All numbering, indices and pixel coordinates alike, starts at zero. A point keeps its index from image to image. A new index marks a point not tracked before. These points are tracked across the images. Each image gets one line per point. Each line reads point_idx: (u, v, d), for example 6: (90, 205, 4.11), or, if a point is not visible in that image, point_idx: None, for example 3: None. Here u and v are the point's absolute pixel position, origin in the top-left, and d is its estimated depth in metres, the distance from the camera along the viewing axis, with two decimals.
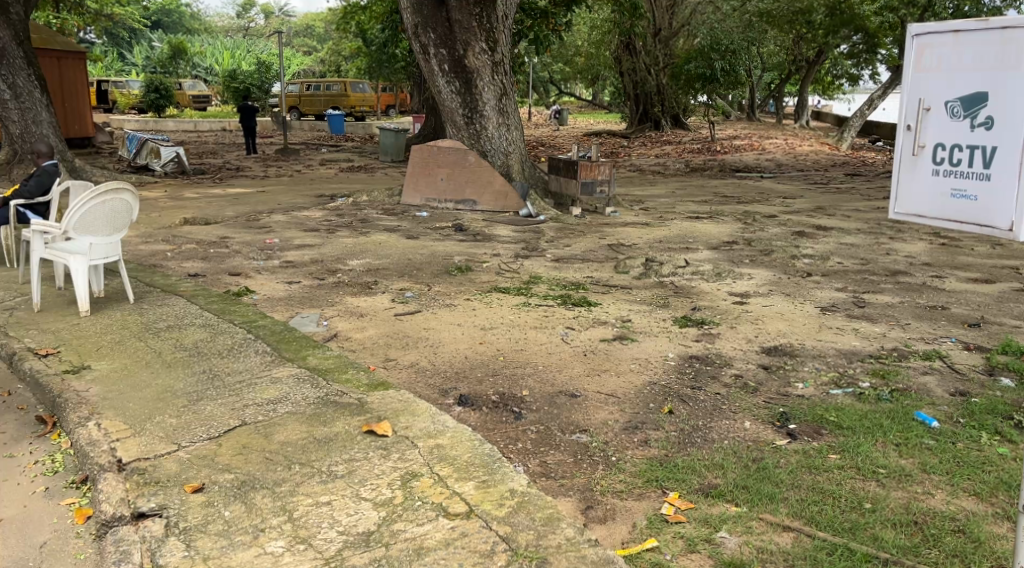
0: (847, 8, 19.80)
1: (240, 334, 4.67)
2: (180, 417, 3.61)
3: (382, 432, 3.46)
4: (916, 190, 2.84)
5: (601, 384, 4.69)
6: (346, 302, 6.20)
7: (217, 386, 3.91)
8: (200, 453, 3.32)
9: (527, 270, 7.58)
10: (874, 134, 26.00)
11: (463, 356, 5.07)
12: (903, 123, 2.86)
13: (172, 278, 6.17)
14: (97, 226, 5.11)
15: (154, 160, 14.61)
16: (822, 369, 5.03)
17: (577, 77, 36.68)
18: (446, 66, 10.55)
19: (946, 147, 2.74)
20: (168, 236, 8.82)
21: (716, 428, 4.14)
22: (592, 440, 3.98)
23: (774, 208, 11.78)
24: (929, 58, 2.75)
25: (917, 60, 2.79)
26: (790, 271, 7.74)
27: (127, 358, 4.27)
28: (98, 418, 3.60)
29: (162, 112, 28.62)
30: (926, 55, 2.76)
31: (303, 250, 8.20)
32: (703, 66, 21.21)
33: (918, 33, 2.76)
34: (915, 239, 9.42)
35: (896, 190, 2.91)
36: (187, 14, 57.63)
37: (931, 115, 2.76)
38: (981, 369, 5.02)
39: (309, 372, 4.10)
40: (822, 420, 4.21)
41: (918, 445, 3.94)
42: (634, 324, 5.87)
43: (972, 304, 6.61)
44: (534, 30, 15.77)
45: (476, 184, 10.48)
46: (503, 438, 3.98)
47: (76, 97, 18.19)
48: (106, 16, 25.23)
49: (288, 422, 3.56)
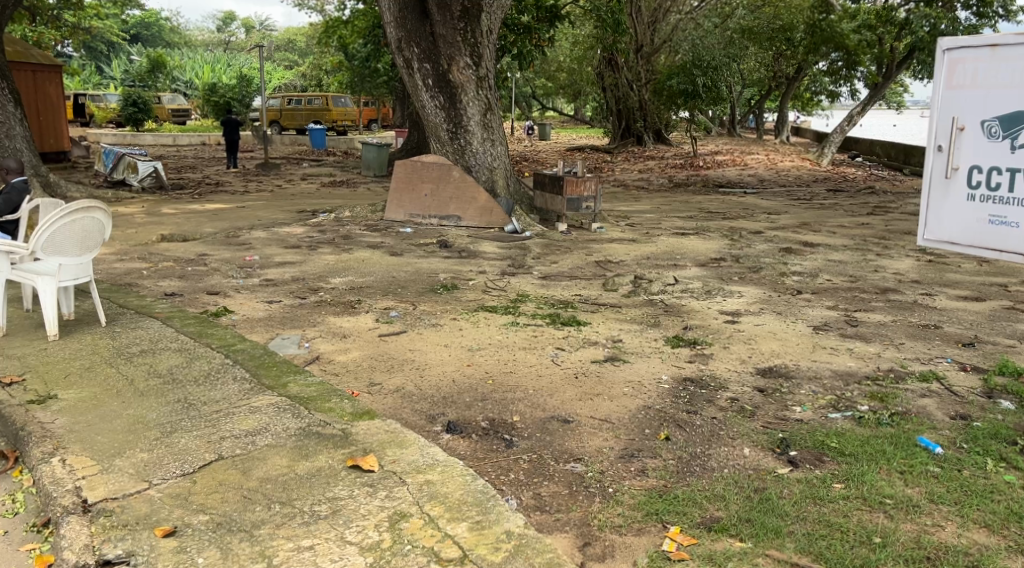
0: (827, 26, 20.41)
1: (218, 358, 4.47)
2: (152, 451, 3.41)
3: (367, 467, 3.28)
4: (950, 204, 4.15)
5: (594, 409, 4.52)
6: (328, 322, 6.01)
7: (192, 417, 3.71)
8: (173, 491, 3.13)
9: (514, 288, 7.43)
10: (853, 149, 26.16)
11: (451, 379, 4.89)
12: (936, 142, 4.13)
13: (147, 299, 5.95)
14: (67, 246, 4.88)
15: (131, 174, 14.35)
16: (819, 392, 4.88)
17: (559, 92, 36.75)
18: (430, 81, 10.39)
19: (977, 169, 4.02)
20: (144, 254, 8.59)
21: (715, 456, 3.99)
22: (589, 470, 3.82)
23: (760, 224, 11.72)
24: (965, 74, 3.94)
25: (951, 73, 3.99)
26: (780, 288, 7.64)
27: (96, 386, 4.05)
28: (63, 453, 3.39)
29: (140, 125, 28.34)
30: (960, 71, 3.96)
31: (283, 267, 8.01)
32: (685, 82, 21.14)
33: (950, 48, 3.97)
34: (902, 255, 9.34)
35: (932, 203, 4.23)
36: (167, 28, 57.34)
37: (964, 132, 4.00)
38: (980, 392, 4.90)
39: (290, 401, 3.91)
40: (824, 446, 4.07)
41: (923, 473, 3.80)
42: (626, 344, 5.73)
43: (964, 322, 6.51)
44: (517, 46, 15.67)
45: (460, 200, 10.34)
46: (494, 469, 3.81)
47: (51, 110, 17.89)
48: (83, 29, 24.92)
49: (268, 456, 3.37)
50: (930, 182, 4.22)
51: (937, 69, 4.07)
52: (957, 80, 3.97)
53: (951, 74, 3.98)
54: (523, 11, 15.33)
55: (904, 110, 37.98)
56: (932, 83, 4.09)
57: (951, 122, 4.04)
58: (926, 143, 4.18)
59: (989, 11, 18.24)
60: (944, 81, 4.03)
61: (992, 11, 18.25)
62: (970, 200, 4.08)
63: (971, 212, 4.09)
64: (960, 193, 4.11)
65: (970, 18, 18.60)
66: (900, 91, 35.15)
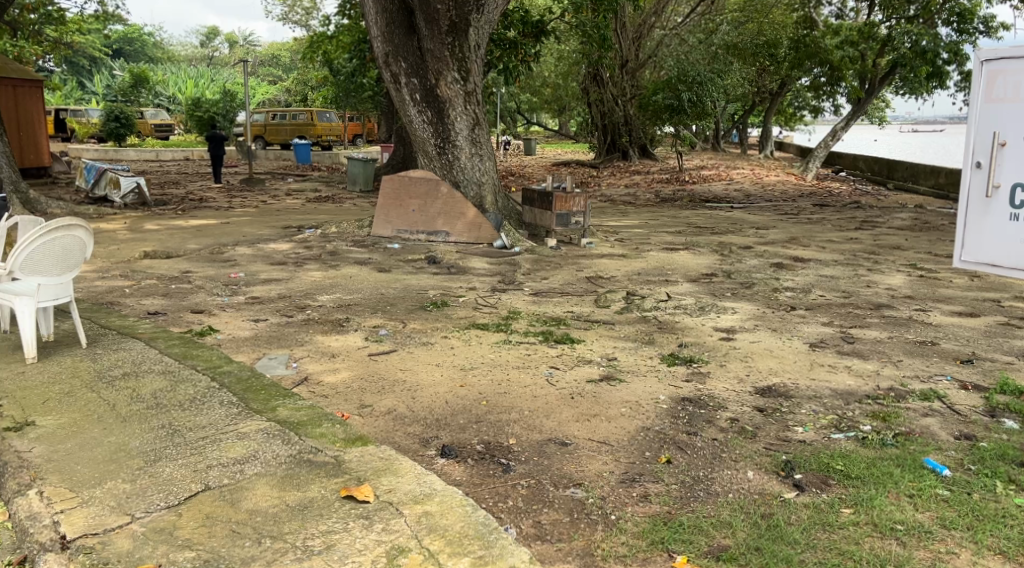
0: (811, 43, 20.59)
1: (204, 382, 4.31)
2: (135, 481, 3.26)
3: (362, 498, 3.14)
4: (986, 225, 3.92)
5: (592, 431, 4.40)
6: (316, 341, 5.86)
7: (177, 444, 3.56)
8: (158, 526, 2.97)
9: (505, 305, 7.31)
10: (836, 163, 26.22)
11: (444, 401, 4.76)
12: (976, 161, 3.90)
13: (128, 319, 5.78)
14: (46, 266, 4.73)
15: (114, 190, 14.14)
16: (820, 412, 4.77)
17: (545, 107, 36.74)
18: (417, 96, 10.29)
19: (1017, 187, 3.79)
20: (126, 272, 8.41)
21: (718, 480, 3.88)
22: (589, 496, 3.70)
23: (749, 239, 11.67)
24: (1004, 85, 3.73)
25: (992, 82, 3.76)
26: (774, 304, 7.56)
27: (76, 412, 3.89)
28: (41, 484, 3.23)
29: (122, 141, 28.08)
30: (999, 81, 3.74)
31: (269, 285, 7.85)
32: (670, 96, 20.92)
33: (989, 60, 3.76)
34: (892, 271, 9.29)
35: (966, 222, 4.00)
36: (150, 43, 57.12)
37: (1006, 148, 3.76)
38: (982, 411, 4.81)
39: (280, 427, 3.75)
40: (829, 469, 3.96)
41: (933, 497, 3.70)
42: (621, 362, 5.62)
43: (961, 339, 6.44)
44: (503, 61, 15.59)
45: (448, 215, 10.21)
46: (492, 495, 3.68)
47: (32, 125, 17.67)
48: (65, 44, 24.62)
49: (257, 486, 3.23)
50: (968, 202, 3.97)
51: (974, 81, 3.84)
52: (997, 92, 3.75)
53: (991, 86, 3.76)
54: (508, 27, 15.32)
55: (885, 125, 38.21)
56: (969, 96, 3.85)
57: (992, 137, 3.81)
58: (963, 160, 3.94)
59: (970, 27, 18.38)
60: (983, 94, 3.80)
61: (973, 28, 18.42)
62: (1013, 220, 3.83)
63: (1015, 234, 3.83)
64: (1002, 214, 3.86)
65: (951, 34, 18.76)
66: (881, 107, 35.38)
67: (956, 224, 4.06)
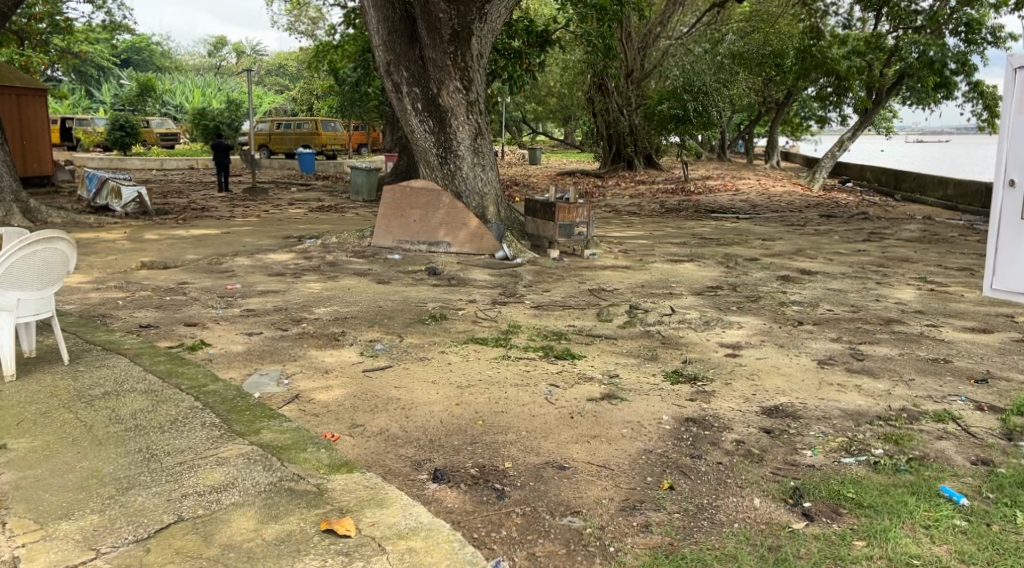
0: (817, 53, 19.78)
1: (187, 401, 4.15)
2: (104, 512, 3.09)
3: (343, 532, 2.97)
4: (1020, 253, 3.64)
5: (592, 453, 4.23)
6: (310, 356, 5.70)
7: (152, 470, 3.40)
8: (123, 563, 2.81)
9: (506, 318, 7.13)
10: (842, 174, 25.98)
11: (439, 420, 4.58)
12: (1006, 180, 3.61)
13: (116, 333, 5.62)
14: (26, 279, 4.55)
15: (115, 200, 14.06)
16: (829, 434, 4.57)
17: (549, 117, 36.60)
18: (419, 105, 10.16)
19: None
20: (122, 282, 8.27)
21: (723, 508, 3.69)
22: (588, 525, 3.53)
23: (755, 250, 11.48)
24: None
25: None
26: (781, 319, 7.36)
27: (50, 435, 3.73)
28: (5, 514, 3.07)
29: (128, 150, 28.09)
30: None
31: (266, 297, 7.69)
32: (676, 106, 20.73)
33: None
34: (903, 284, 9.08)
35: (996, 248, 3.70)
36: (157, 53, 57.49)
37: None
38: (999, 433, 4.62)
39: (262, 451, 3.58)
40: (840, 496, 3.77)
41: (950, 527, 3.52)
42: (623, 380, 5.42)
43: (975, 357, 6.23)
44: (507, 70, 15.41)
45: (450, 226, 10.04)
46: (484, 524, 3.51)
47: (36, 134, 17.60)
48: (72, 54, 24.67)
49: (234, 517, 3.07)
50: (1000, 223, 3.67)
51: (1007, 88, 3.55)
52: None
53: None
54: (513, 36, 15.14)
55: (891, 135, 37.89)
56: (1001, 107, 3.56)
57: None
58: (994, 176, 3.64)
59: (976, 38, 18.35)
60: (1017, 104, 3.51)
61: (980, 38, 18.36)
62: None
63: None
64: None
65: (958, 44, 18.69)
66: (889, 116, 35.26)
67: (987, 246, 3.74)
